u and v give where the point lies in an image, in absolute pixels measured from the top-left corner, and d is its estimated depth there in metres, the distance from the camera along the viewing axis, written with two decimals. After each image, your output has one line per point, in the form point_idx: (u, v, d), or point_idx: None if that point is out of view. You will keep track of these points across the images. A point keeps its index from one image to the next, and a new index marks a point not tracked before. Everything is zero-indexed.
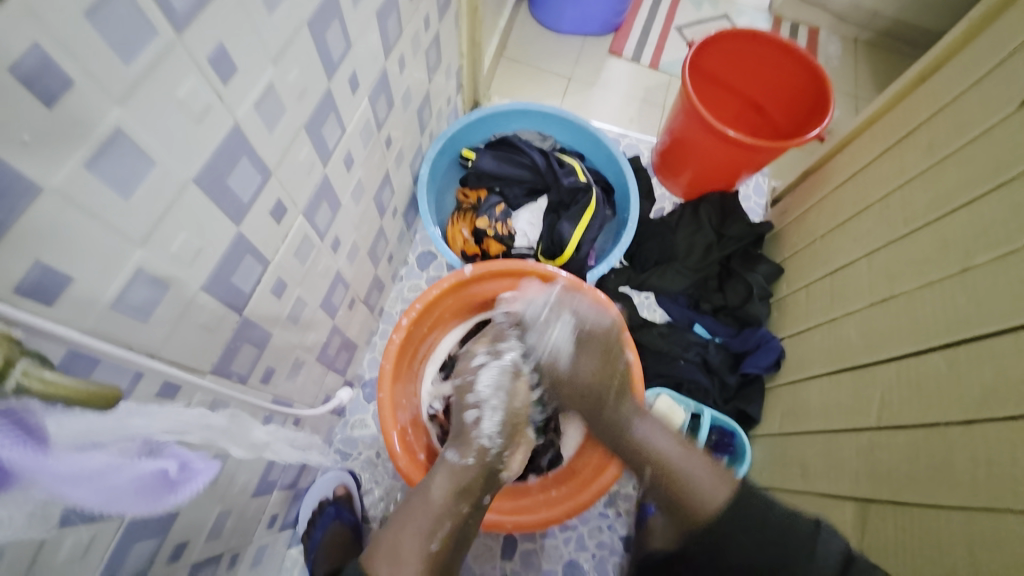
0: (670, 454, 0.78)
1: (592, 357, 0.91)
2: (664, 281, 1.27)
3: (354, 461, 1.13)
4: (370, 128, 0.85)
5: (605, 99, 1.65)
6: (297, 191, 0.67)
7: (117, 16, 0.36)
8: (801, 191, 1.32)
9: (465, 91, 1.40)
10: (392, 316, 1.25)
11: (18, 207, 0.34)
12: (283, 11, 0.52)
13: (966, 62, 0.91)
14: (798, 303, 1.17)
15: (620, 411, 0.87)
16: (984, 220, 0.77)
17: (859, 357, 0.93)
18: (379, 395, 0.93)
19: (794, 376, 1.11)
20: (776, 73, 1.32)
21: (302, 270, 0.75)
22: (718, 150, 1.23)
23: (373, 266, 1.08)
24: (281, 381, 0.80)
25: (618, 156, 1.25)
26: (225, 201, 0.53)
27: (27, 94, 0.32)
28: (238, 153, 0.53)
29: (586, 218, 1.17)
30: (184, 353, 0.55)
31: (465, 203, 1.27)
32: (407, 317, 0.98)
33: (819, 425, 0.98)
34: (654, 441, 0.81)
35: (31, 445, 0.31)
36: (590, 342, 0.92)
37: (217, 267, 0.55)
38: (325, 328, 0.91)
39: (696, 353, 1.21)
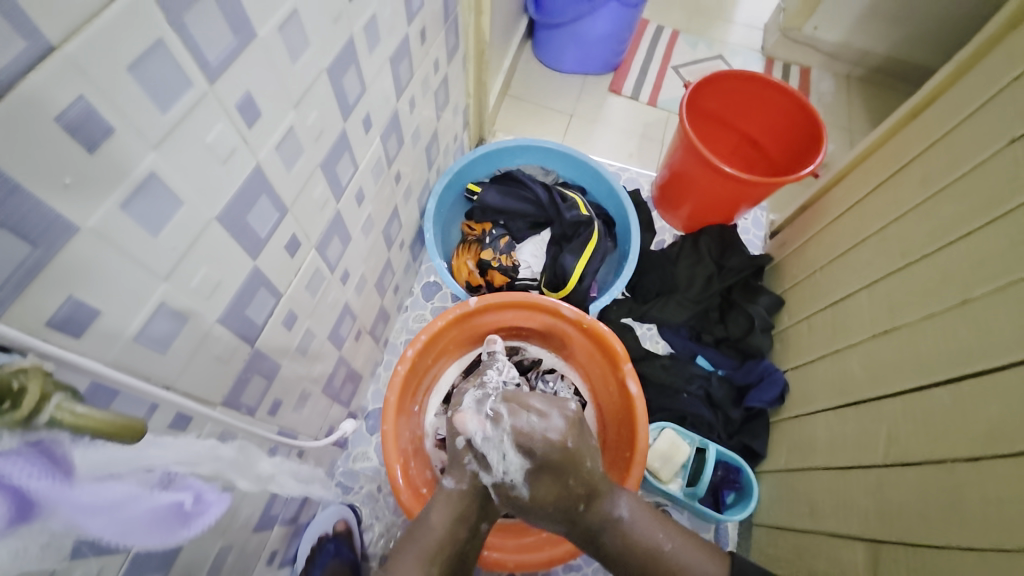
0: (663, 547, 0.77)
1: (548, 482, 0.73)
2: (666, 312, 1.28)
3: (355, 495, 1.11)
4: (380, 165, 0.89)
5: (606, 135, 1.72)
6: (311, 226, 0.70)
7: (158, 70, 0.39)
8: (798, 224, 1.35)
9: (471, 128, 1.46)
10: (396, 347, 1.26)
11: (58, 244, 0.36)
12: (305, 61, 0.56)
13: (955, 102, 0.96)
14: (800, 334, 1.18)
15: (594, 516, 0.77)
16: (980, 254, 0.79)
17: (863, 389, 0.93)
18: (382, 427, 0.93)
19: (798, 409, 1.10)
20: (770, 111, 1.38)
21: (312, 302, 0.77)
22: (716, 185, 1.27)
23: (380, 297, 1.10)
24: (287, 412, 0.80)
25: (619, 191, 1.29)
26: (244, 237, 0.56)
27: (73, 141, 0.35)
28: (258, 191, 0.56)
29: (588, 250, 1.19)
30: (197, 384, 0.55)
31: (471, 235, 1.30)
32: (413, 348, 0.99)
33: (826, 460, 0.97)
34: (637, 525, 0.78)
35: (55, 475, 0.32)
36: (545, 462, 0.72)
37: (233, 300, 0.57)
38: (331, 359, 0.92)
39: (699, 386, 1.20)
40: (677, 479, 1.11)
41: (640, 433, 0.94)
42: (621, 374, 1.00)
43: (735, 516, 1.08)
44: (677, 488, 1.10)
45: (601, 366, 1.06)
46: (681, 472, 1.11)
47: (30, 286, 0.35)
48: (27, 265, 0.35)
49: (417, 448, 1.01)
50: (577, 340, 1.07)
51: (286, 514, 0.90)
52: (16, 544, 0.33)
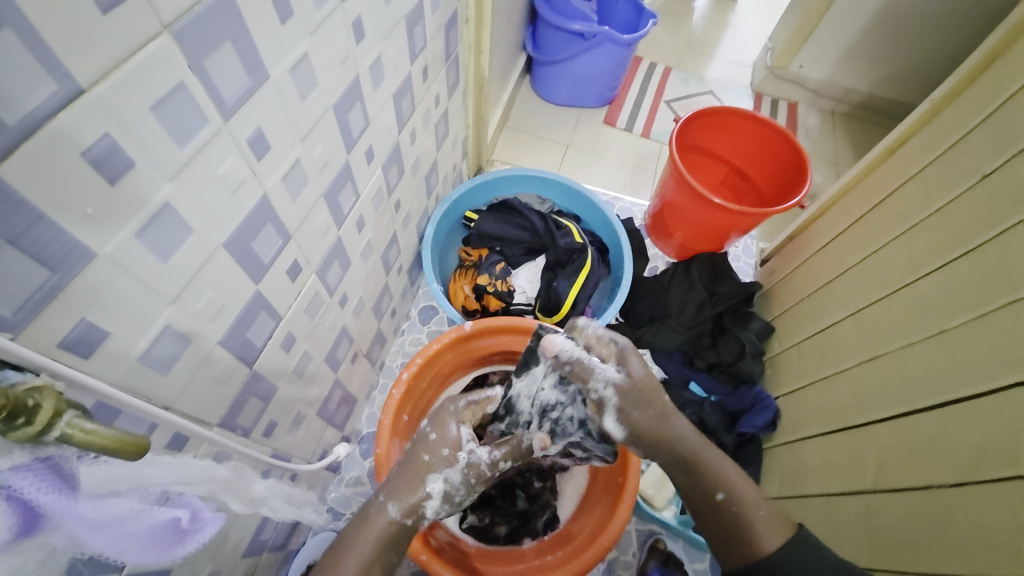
0: (740, 489, 0.77)
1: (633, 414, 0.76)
2: (659, 337, 1.30)
3: (346, 521, 1.10)
4: (381, 193, 0.92)
5: (600, 165, 1.77)
6: (312, 252, 0.72)
7: (177, 109, 0.42)
8: (787, 252, 1.39)
9: (470, 157, 1.51)
10: (392, 370, 1.27)
11: (74, 271, 0.38)
12: (314, 99, 0.60)
13: (929, 139, 1.01)
14: (790, 360, 1.20)
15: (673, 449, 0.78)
16: (956, 284, 0.82)
17: (850, 416, 0.94)
18: (376, 450, 0.94)
19: (790, 436, 1.11)
20: (756, 144, 1.43)
21: (310, 325, 0.79)
22: (706, 214, 1.31)
23: (377, 320, 1.12)
24: (281, 435, 0.81)
25: (612, 220, 1.33)
26: (249, 262, 0.58)
27: (96, 175, 0.38)
28: (264, 219, 0.58)
29: (582, 276, 1.22)
30: (196, 405, 0.57)
31: (467, 261, 1.33)
32: (408, 371, 1.00)
33: (817, 487, 0.97)
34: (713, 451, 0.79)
35: (63, 489, 0.34)
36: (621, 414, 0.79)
37: (234, 323, 0.59)
38: (327, 381, 0.93)
39: (692, 412, 1.21)
40: (670, 507, 1.12)
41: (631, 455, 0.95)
42: None
43: None
44: (670, 515, 1.11)
45: None
46: (673, 500, 1.13)
47: (46, 309, 0.37)
48: (45, 289, 0.37)
49: None
50: None
51: (277, 539, 0.89)
52: (16, 559, 0.35)
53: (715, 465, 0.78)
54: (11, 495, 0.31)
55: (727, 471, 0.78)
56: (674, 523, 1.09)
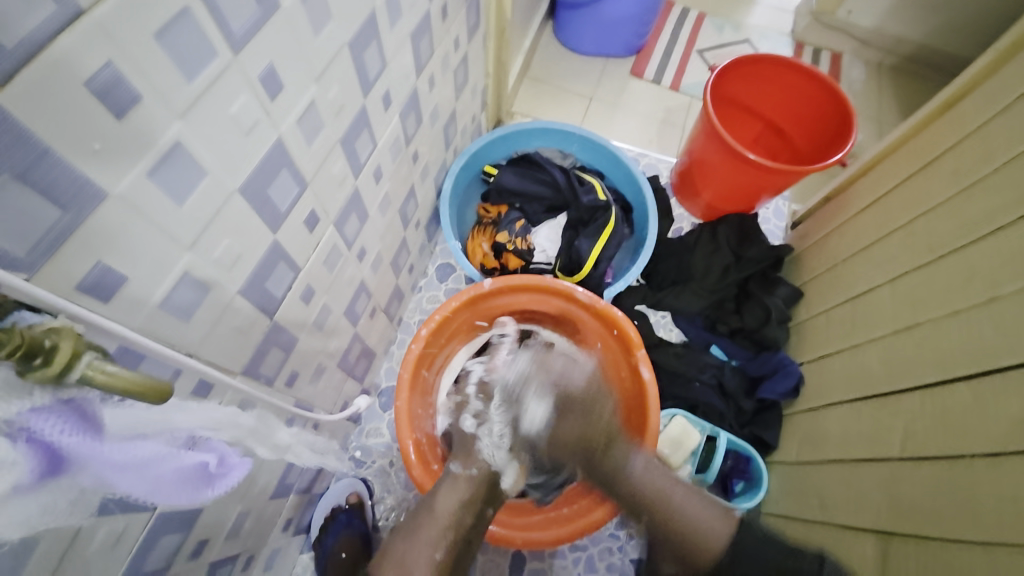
0: (673, 494, 0.78)
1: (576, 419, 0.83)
2: (681, 301, 1.27)
3: (367, 469, 1.13)
4: (399, 143, 0.88)
5: (625, 119, 1.68)
6: (330, 202, 0.70)
7: (183, 38, 0.39)
8: (821, 215, 1.32)
9: (489, 108, 1.44)
10: (410, 326, 1.27)
11: (86, 211, 0.37)
12: (328, 34, 0.56)
13: (995, 88, 0.91)
14: (817, 327, 1.16)
15: (606, 466, 0.81)
16: (1011, 249, 0.76)
17: (880, 384, 0.91)
18: (396, 404, 0.95)
19: (812, 402, 1.09)
20: (807, 106, 1.33)
21: (329, 278, 0.78)
22: (738, 172, 1.24)
23: (395, 276, 1.11)
24: (303, 385, 0.82)
25: (638, 176, 1.27)
26: (265, 210, 0.56)
27: (101, 107, 0.35)
28: (280, 164, 0.56)
29: (604, 234, 1.18)
30: (218, 353, 0.57)
31: (485, 218, 1.29)
32: (427, 327, 1.00)
33: (837, 453, 0.96)
34: (653, 481, 0.78)
35: (85, 432, 0.33)
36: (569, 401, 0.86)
37: (253, 272, 0.58)
38: (346, 335, 0.93)
39: (711, 376, 1.20)
40: (686, 466, 1.10)
41: (651, 417, 0.95)
42: (634, 360, 1.00)
43: (744, 503, 1.08)
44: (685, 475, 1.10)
45: (614, 352, 1.05)
46: (690, 460, 1.11)
47: (60, 250, 0.36)
48: (57, 229, 0.35)
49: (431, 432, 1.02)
50: (590, 325, 1.07)
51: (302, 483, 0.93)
52: (48, 497, 0.35)
53: (655, 490, 0.78)
54: (34, 436, 0.31)
55: (665, 489, 0.78)
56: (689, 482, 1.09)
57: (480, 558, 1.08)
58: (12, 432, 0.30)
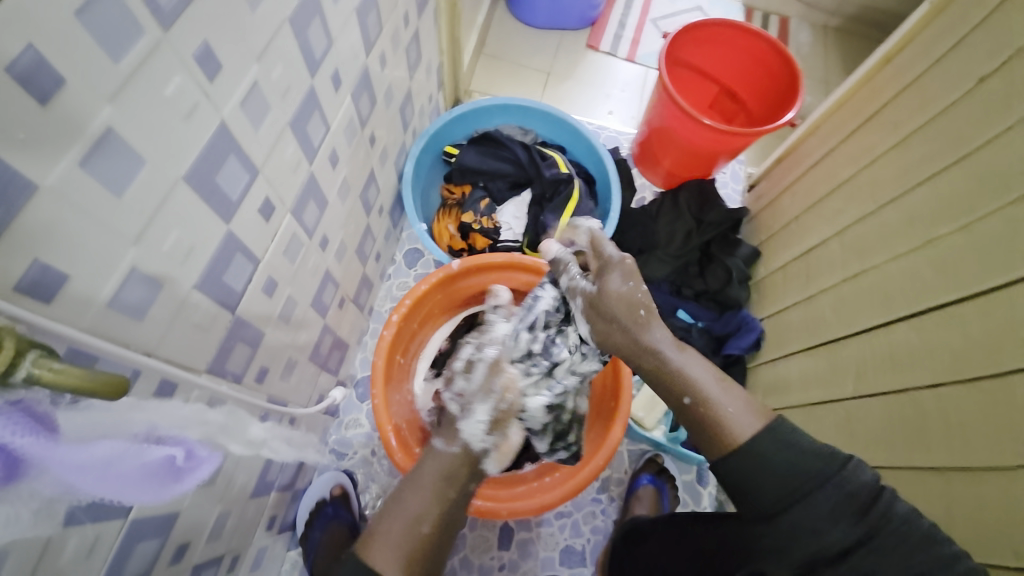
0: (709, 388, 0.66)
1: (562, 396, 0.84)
2: (647, 269, 1.30)
3: (349, 460, 1.13)
4: (353, 126, 0.86)
5: (584, 93, 1.68)
6: (285, 190, 0.68)
7: (104, 14, 0.36)
8: (774, 176, 1.37)
9: (445, 88, 1.41)
10: (382, 315, 1.26)
11: (15, 206, 0.34)
12: (266, 9, 0.53)
13: (926, 43, 0.96)
14: (775, 283, 1.22)
15: None
16: (945, 194, 0.81)
17: (832, 331, 0.97)
18: (372, 397, 0.94)
19: (774, 353, 1.15)
20: (765, 78, 1.36)
21: (292, 268, 0.76)
22: (696, 138, 1.26)
23: (361, 264, 1.08)
24: (275, 380, 0.80)
25: (598, 149, 1.28)
26: (216, 200, 0.54)
27: (21, 92, 0.33)
28: (226, 151, 0.53)
29: (569, 208, 1.17)
30: (180, 352, 0.55)
31: (450, 199, 1.28)
32: (398, 313, 0.99)
33: (796, 400, 1.03)
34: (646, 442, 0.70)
35: (39, 433, 0.32)
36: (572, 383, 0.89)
37: (208, 266, 0.56)
38: (315, 327, 0.91)
39: (680, 338, 1.23)
40: (660, 426, 1.17)
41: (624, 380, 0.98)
42: None
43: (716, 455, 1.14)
44: (659, 435, 1.16)
45: None
46: (664, 420, 1.17)
47: None
48: None
49: (410, 418, 1.02)
50: None
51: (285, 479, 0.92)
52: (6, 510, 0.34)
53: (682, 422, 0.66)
54: None
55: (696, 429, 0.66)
56: (664, 441, 1.15)
57: (469, 534, 1.10)
58: None
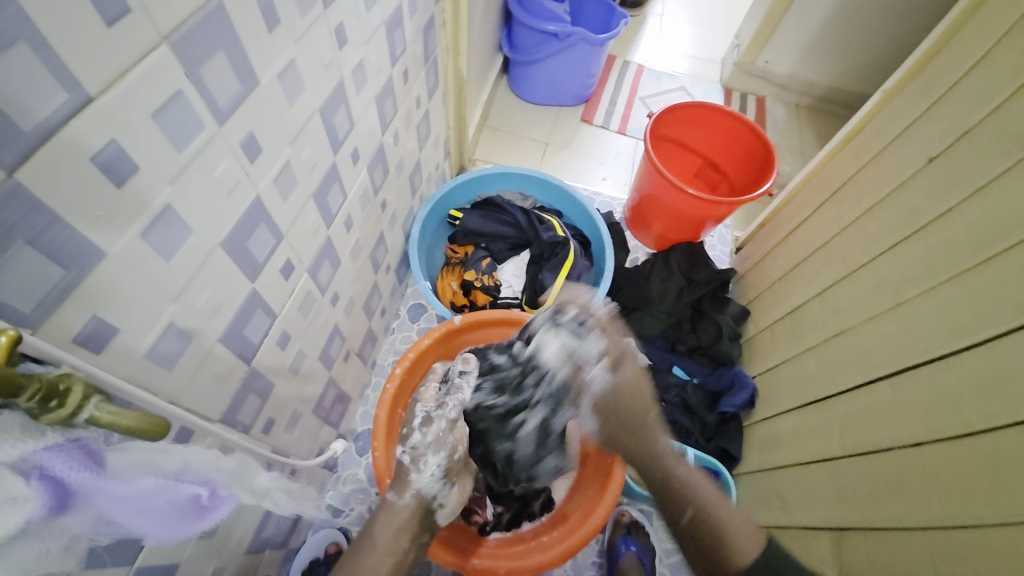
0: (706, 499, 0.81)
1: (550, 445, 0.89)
2: (642, 325, 1.35)
3: (346, 517, 1.12)
4: (367, 193, 0.95)
5: (579, 162, 1.82)
6: (304, 252, 0.75)
7: (176, 116, 0.44)
8: (759, 239, 1.45)
9: (451, 157, 1.54)
10: (384, 368, 1.30)
11: (86, 269, 0.40)
12: (301, 103, 0.63)
13: (882, 125, 1.07)
14: (764, 340, 1.26)
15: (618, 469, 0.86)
16: (909, 259, 0.88)
17: (818, 387, 1.00)
18: (373, 450, 0.96)
19: (767, 410, 1.15)
20: (742, 150, 1.49)
21: (304, 323, 0.81)
22: (682, 204, 1.37)
23: (367, 319, 1.14)
24: (280, 431, 0.83)
25: (592, 213, 1.38)
26: (244, 262, 0.60)
27: (104, 178, 0.40)
28: (257, 220, 0.61)
29: (565, 268, 1.24)
30: (199, 400, 0.59)
31: (454, 258, 1.36)
32: (400, 366, 1.03)
33: (789, 458, 1.03)
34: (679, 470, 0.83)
35: (92, 468, 0.37)
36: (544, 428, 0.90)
37: (232, 320, 0.61)
38: (321, 379, 0.95)
39: (676, 394, 1.24)
40: None
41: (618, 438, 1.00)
42: None
43: None
44: None
45: None
46: None
47: (62, 305, 0.40)
48: (59, 287, 0.39)
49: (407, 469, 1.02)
50: None
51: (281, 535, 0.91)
52: (40, 545, 0.37)
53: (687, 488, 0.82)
54: (45, 472, 0.34)
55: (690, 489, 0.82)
56: (662, 500, 1.12)
57: None
58: (26, 469, 0.33)
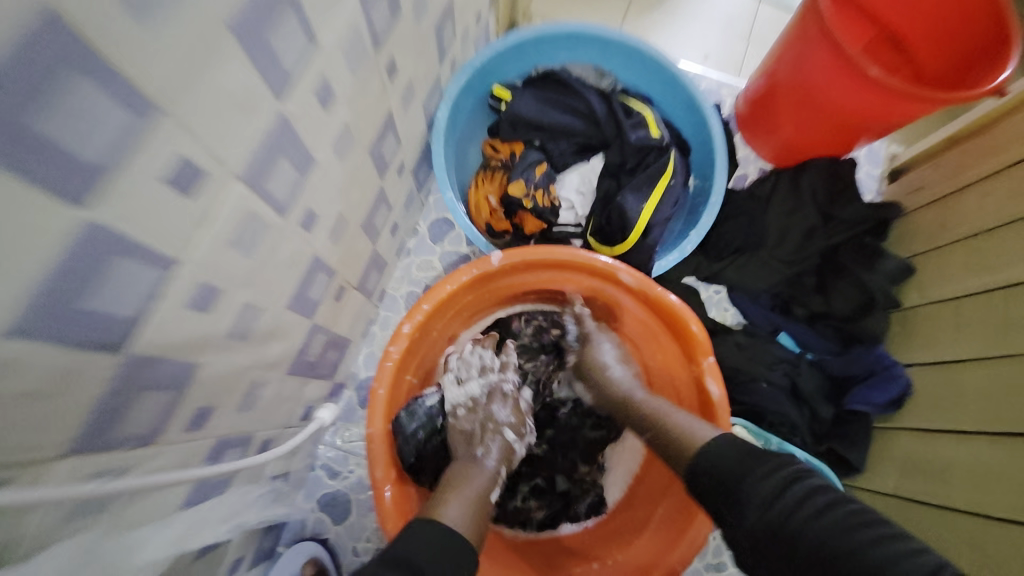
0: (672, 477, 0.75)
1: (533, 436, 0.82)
2: (744, 274, 1.01)
3: (344, 480, 0.93)
4: (361, 45, 0.56)
5: (679, 25, 1.28)
6: (220, 140, 0.39)
7: None
8: (944, 165, 0.99)
9: (500, 5, 1.06)
10: (395, 301, 1.00)
11: None
12: None
13: None
14: (931, 321, 0.88)
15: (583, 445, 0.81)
16: None
17: (976, 414, 0.73)
18: (368, 431, 0.67)
19: (920, 422, 0.82)
20: (956, 18, 0.93)
21: (249, 265, 0.51)
22: (846, 97, 0.89)
23: (368, 242, 0.82)
24: (229, 411, 0.58)
25: (704, 105, 0.93)
26: (55, 167, 0.28)
27: None
28: (65, 68, 0.27)
29: (659, 186, 0.82)
30: (6, 446, 0.32)
31: (494, 159, 0.96)
32: (410, 323, 0.71)
33: (910, 488, 0.80)
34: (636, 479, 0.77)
35: None
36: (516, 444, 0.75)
37: (39, 296, 0.30)
38: (296, 332, 0.67)
39: (783, 374, 0.93)
40: None
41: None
42: (697, 370, 0.73)
43: None
44: None
45: (664, 352, 0.78)
46: None
47: None
48: None
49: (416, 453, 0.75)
50: (631, 312, 0.79)
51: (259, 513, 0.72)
52: None
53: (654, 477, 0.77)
54: None
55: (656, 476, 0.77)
56: None
57: None
58: None
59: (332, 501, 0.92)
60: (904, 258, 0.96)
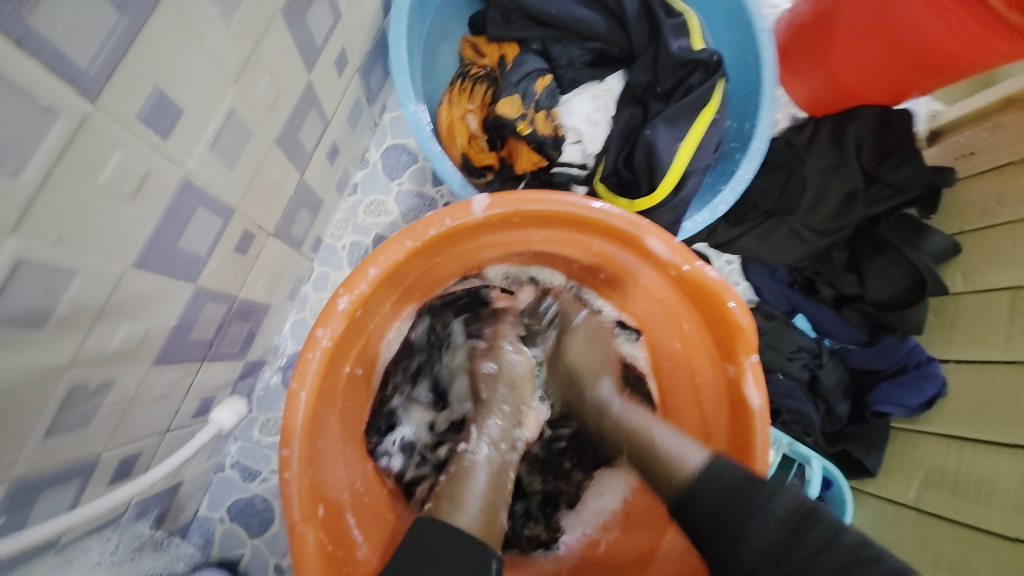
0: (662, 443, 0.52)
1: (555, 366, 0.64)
2: (769, 243, 0.85)
3: (261, 484, 0.70)
4: None
5: None
6: None
7: None
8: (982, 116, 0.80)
9: None
10: (335, 252, 0.75)
11: None
12: None
13: None
14: (979, 313, 0.76)
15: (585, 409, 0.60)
16: None
17: None
18: (282, 453, 0.46)
19: (955, 428, 0.74)
20: None
21: (17, 189, 0.27)
22: (925, 27, 0.69)
23: (294, 165, 0.56)
24: (31, 441, 0.36)
25: (756, 15, 0.71)
26: None
27: None
28: None
29: (700, 119, 0.62)
30: None
31: (476, 67, 0.71)
32: (346, 296, 0.48)
33: (935, 501, 0.72)
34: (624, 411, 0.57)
35: None
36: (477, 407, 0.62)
37: None
38: (161, 302, 0.43)
39: (803, 366, 0.82)
40: None
41: (756, 456, 0.53)
42: (731, 369, 0.55)
43: None
44: None
45: (684, 338, 0.61)
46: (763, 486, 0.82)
47: None
48: None
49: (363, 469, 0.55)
50: (648, 284, 0.60)
51: (128, 556, 0.52)
52: None
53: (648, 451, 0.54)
54: None
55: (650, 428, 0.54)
56: None
57: None
58: None
59: (247, 510, 0.69)
60: (953, 236, 0.82)
